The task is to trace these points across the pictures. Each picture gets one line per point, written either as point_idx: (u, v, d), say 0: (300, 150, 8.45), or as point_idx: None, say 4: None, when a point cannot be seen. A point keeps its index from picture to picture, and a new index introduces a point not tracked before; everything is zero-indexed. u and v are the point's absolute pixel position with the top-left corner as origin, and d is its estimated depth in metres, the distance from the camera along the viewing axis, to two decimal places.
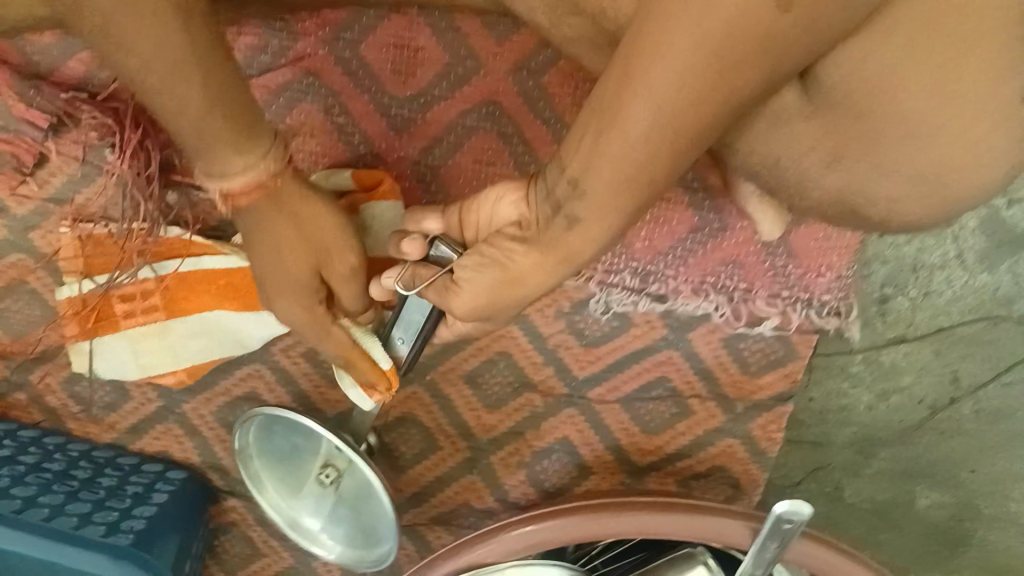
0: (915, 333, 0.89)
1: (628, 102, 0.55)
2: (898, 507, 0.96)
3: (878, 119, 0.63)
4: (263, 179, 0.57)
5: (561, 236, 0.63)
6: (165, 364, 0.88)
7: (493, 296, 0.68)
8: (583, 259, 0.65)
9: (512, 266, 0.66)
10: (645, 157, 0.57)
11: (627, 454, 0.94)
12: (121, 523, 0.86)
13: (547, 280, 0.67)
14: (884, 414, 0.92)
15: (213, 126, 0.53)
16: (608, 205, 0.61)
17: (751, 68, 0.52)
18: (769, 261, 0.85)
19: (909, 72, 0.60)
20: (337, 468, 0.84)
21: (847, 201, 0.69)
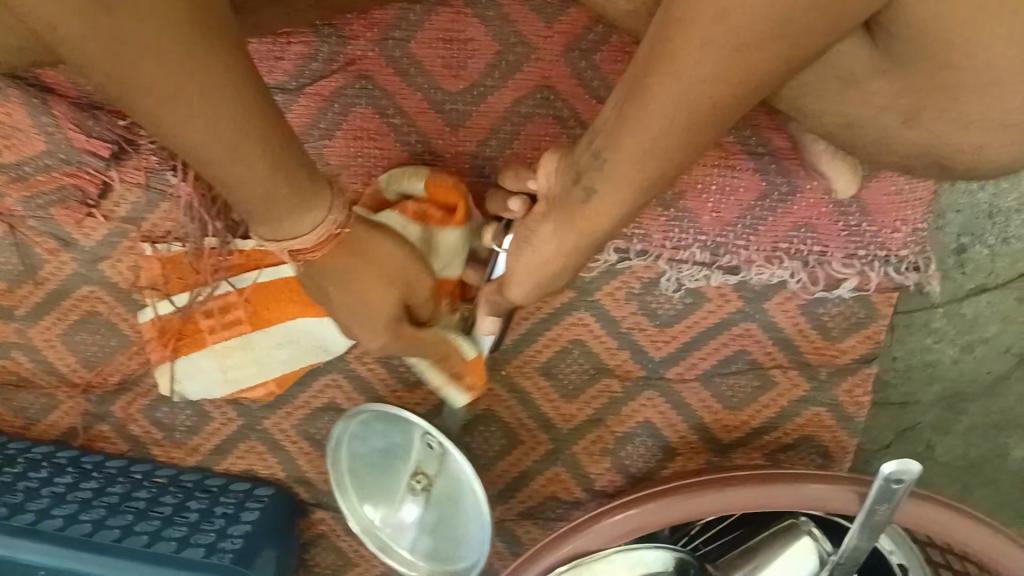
0: (996, 281, 0.88)
1: (655, 80, 0.54)
2: (991, 462, 0.93)
3: (956, 70, 0.58)
4: (335, 231, 0.61)
5: (582, 211, 0.64)
6: (249, 376, 0.88)
7: (532, 278, 0.70)
8: (600, 234, 0.66)
9: (537, 246, 0.68)
10: (666, 132, 0.55)
11: (711, 432, 0.92)
12: (219, 544, 0.84)
13: (574, 259, 0.68)
14: (971, 365, 0.90)
15: (270, 185, 0.54)
16: (626, 179, 0.60)
17: (765, 51, 0.49)
18: (843, 221, 0.84)
19: (985, 21, 0.54)
20: (429, 468, 0.82)
21: (934, 151, 0.66)
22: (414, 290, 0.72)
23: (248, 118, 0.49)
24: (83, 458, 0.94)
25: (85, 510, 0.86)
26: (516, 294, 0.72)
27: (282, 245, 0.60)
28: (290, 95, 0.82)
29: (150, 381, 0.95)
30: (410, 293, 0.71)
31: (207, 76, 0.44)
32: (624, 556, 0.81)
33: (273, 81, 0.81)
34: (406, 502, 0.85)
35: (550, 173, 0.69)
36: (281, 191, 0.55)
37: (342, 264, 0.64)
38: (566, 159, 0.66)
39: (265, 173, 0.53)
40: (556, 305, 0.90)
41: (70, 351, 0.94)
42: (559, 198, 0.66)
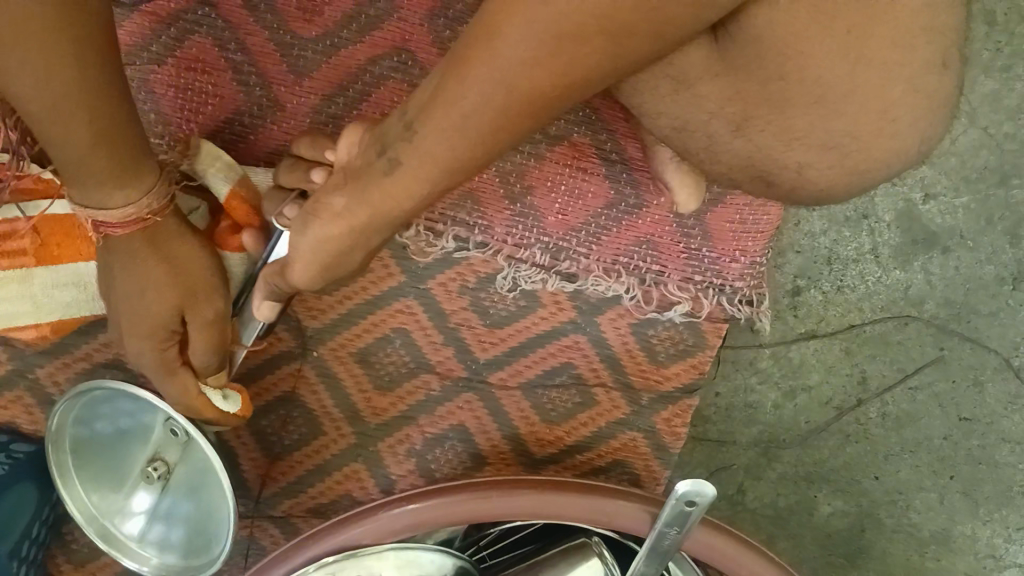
0: (826, 329, 0.88)
1: (476, 62, 0.53)
2: (797, 515, 0.91)
3: (787, 81, 0.58)
4: (143, 216, 0.62)
5: (379, 187, 0.60)
6: (23, 315, 0.77)
7: (318, 260, 0.64)
8: (399, 219, 0.62)
9: (326, 227, 0.62)
10: (478, 111, 0.54)
11: (525, 445, 0.88)
12: None
13: (364, 245, 0.63)
14: (791, 413, 0.89)
15: (87, 154, 0.56)
16: (433, 158, 0.58)
17: (593, 40, 0.51)
18: (683, 243, 0.83)
19: (817, 32, 0.55)
20: (171, 457, 0.75)
21: (757, 165, 0.63)
22: (195, 310, 0.66)
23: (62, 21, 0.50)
24: None
25: None
26: (298, 277, 0.65)
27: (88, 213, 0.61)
28: (123, 9, 0.74)
29: None
30: (189, 306, 0.66)
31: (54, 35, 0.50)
32: (396, 556, 0.73)
33: None
34: (139, 498, 0.78)
35: (352, 146, 0.65)
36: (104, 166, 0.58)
37: (135, 243, 0.63)
38: (370, 135, 0.62)
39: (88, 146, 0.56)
40: (382, 288, 0.85)
41: None
42: (356, 175, 0.62)
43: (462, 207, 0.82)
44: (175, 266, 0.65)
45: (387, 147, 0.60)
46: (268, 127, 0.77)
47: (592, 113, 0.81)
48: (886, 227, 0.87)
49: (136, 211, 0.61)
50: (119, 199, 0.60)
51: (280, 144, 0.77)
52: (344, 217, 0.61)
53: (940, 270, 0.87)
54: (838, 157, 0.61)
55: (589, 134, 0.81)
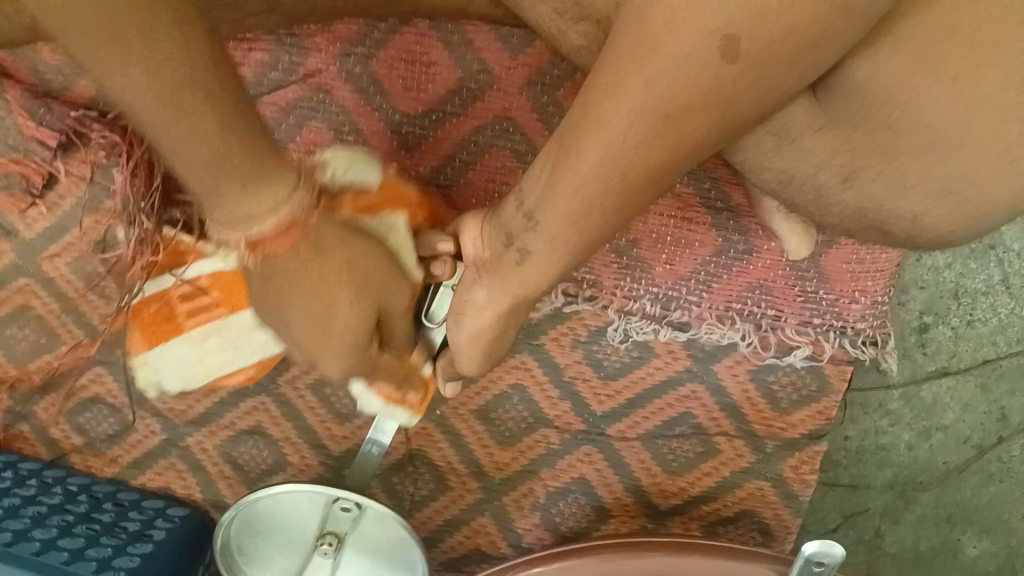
0: (958, 365, 0.84)
1: (585, 151, 0.55)
2: (941, 557, 0.88)
3: (894, 130, 0.57)
4: (293, 218, 0.53)
5: (516, 271, 0.63)
6: (230, 363, 0.85)
7: (476, 346, 0.69)
8: (537, 294, 0.65)
9: (478, 323, 0.67)
10: (598, 194, 0.56)
11: (649, 496, 0.88)
12: (112, 561, 0.81)
13: (513, 321, 0.69)
14: (926, 453, 0.86)
15: (222, 142, 0.47)
16: (560, 239, 0.60)
17: (697, 118, 0.51)
18: (799, 286, 0.81)
19: (923, 79, 0.54)
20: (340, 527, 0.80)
21: (870, 217, 0.63)
22: (382, 299, 0.62)
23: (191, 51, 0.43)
24: None
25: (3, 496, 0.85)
26: (468, 367, 0.72)
27: (240, 229, 0.53)
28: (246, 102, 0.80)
29: (77, 383, 0.93)
30: (382, 300, 0.62)
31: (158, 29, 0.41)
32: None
33: None
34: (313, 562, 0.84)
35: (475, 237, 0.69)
36: (240, 174, 0.49)
37: (298, 250, 0.55)
38: (493, 224, 0.65)
39: (233, 169, 0.49)
40: None
41: None
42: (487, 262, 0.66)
43: None
44: (353, 265, 0.59)
45: (511, 232, 0.63)
46: None
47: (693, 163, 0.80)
48: (1016, 256, 0.82)
49: (296, 214, 0.53)
50: (277, 195, 0.52)
51: None
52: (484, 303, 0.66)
53: None
54: (954, 203, 0.59)
55: (693, 185, 0.80)
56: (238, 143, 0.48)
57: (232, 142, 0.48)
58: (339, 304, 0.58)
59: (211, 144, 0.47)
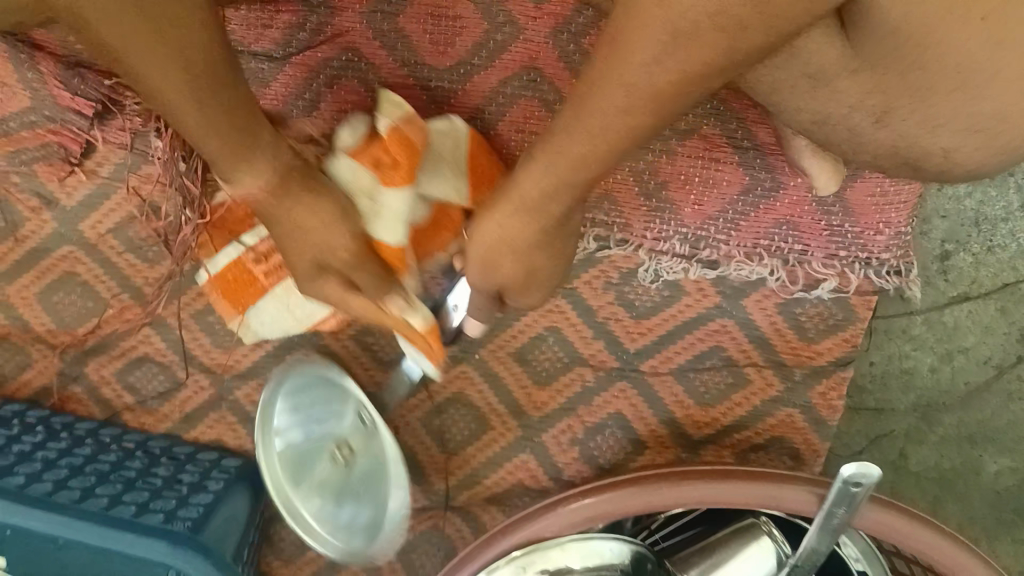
0: (979, 290, 0.86)
1: (628, 62, 0.52)
2: (964, 475, 0.92)
3: (925, 70, 0.60)
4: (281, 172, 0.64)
5: (545, 185, 0.62)
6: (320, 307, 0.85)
7: (506, 267, 0.69)
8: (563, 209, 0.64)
9: (508, 242, 0.66)
10: (641, 104, 0.54)
11: (682, 427, 0.92)
12: (177, 512, 0.84)
13: (542, 241, 0.68)
14: (948, 376, 0.89)
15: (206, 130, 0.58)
16: (595, 148, 0.58)
17: (752, 28, 0.48)
18: (825, 221, 0.83)
19: (957, 17, 0.56)
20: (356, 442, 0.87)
21: (904, 153, 0.67)
22: (337, 252, 0.68)
23: (193, 44, 0.52)
24: (52, 418, 0.94)
25: (65, 458, 0.89)
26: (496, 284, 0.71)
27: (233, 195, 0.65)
28: (276, 62, 0.82)
29: (125, 344, 0.96)
30: (350, 269, 0.69)
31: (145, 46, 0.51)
32: (580, 546, 0.78)
33: (260, 49, 0.82)
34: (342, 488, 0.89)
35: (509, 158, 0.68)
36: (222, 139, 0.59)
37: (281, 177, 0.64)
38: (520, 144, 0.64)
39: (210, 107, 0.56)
40: None
41: (47, 312, 0.95)
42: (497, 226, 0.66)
43: (601, 209, 0.85)
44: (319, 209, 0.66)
45: (528, 190, 0.63)
46: None
47: (720, 104, 0.82)
48: None
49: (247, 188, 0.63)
50: (239, 176, 0.63)
51: None
52: (497, 256, 0.67)
53: None
54: (983, 136, 0.63)
55: (719, 126, 0.83)
56: (215, 79, 0.55)
57: (230, 88, 0.56)
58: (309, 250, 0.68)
59: (183, 67, 0.53)
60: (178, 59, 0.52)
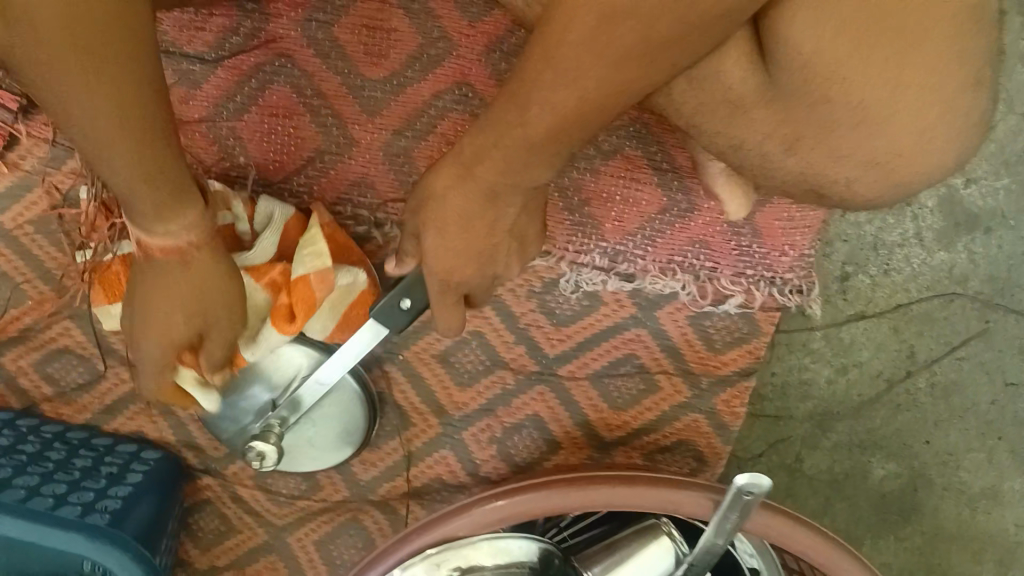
0: (874, 310, 0.92)
1: (569, 22, 0.54)
2: (853, 478, 0.98)
3: (832, 104, 0.64)
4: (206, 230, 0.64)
5: (493, 159, 0.63)
6: None
7: (442, 246, 0.68)
8: (510, 188, 0.65)
9: (450, 209, 0.67)
10: (586, 70, 0.55)
11: (596, 429, 0.96)
12: (96, 505, 0.85)
13: (494, 222, 0.68)
14: (843, 387, 0.95)
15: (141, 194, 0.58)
16: (539, 126, 0.59)
17: None
18: (734, 241, 0.88)
19: (859, 60, 0.61)
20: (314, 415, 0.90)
21: (809, 179, 0.70)
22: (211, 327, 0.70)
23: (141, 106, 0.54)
24: None
25: None
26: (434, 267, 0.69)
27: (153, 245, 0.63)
28: (208, 65, 0.83)
29: (45, 335, 0.95)
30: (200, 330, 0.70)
31: (107, 107, 0.52)
32: (490, 544, 0.83)
33: (192, 51, 0.82)
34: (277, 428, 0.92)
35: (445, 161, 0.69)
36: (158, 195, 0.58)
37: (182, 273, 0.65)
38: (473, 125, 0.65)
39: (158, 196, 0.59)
40: None
41: None
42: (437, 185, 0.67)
43: None
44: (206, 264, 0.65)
45: (474, 159, 0.64)
46: (344, 162, 0.84)
47: (643, 129, 0.86)
48: (928, 212, 0.90)
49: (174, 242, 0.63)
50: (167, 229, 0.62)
51: (358, 177, 0.84)
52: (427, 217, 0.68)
53: (983, 249, 0.90)
54: (880, 171, 0.67)
55: (641, 148, 0.87)
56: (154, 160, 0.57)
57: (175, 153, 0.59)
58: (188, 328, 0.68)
59: (130, 140, 0.55)
60: (124, 119, 0.53)
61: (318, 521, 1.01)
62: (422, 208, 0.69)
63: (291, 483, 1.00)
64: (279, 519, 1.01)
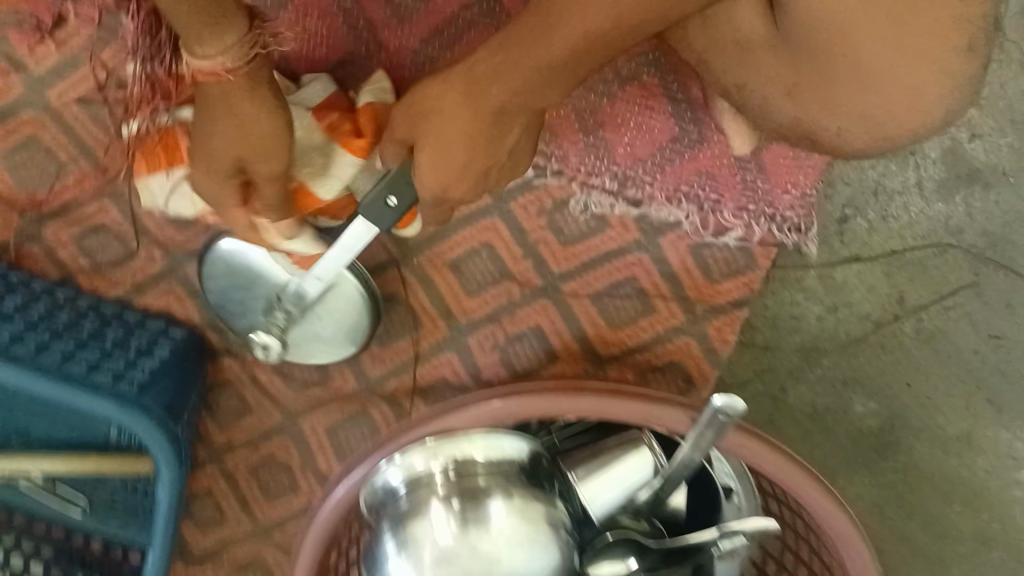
0: (869, 253, 0.97)
1: None
2: (833, 414, 1.02)
3: (831, 54, 0.68)
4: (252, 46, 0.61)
5: (500, 83, 0.69)
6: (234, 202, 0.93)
7: (436, 162, 0.71)
8: (515, 108, 0.71)
9: (445, 123, 0.71)
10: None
11: (592, 345, 1.00)
12: (125, 373, 0.93)
13: (483, 149, 0.72)
14: (832, 325, 0.99)
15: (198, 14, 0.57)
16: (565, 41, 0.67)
17: None
18: (739, 175, 0.94)
19: (864, 13, 0.65)
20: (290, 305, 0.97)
21: (803, 126, 0.73)
22: (257, 157, 0.70)
23: None
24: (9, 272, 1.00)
25: (22, 312, 0.95)
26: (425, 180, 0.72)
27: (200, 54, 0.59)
28: None
29: (86, 208, 1.03)
30: (250, 158, 0.69)
31: None
32: (485, 439, 0.86)
33: None
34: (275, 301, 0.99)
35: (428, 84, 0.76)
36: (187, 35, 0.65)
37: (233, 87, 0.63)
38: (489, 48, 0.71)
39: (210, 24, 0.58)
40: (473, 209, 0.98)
41: (10, 172, 1.02)
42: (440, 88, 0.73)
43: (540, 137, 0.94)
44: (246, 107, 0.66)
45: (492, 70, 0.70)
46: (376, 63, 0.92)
47: (660, 59, 0.93)
48: (931, 163, 0.95)
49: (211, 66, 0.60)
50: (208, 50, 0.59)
51: (386, 78, 0.92)
52: (419, 124, 0.73)
53: (980, 203, 0.95)
54: (869, 126, 0.70)
55: (657, 77, 0.93)
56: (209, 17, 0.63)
57: None
58: (226, 141, 0.67)
59: None
60: None
61: (327, 408, 1.07)
62: (416, 116, 0.73)
63: (305, 370, 1.07)
64: (293, 404, 1.07)
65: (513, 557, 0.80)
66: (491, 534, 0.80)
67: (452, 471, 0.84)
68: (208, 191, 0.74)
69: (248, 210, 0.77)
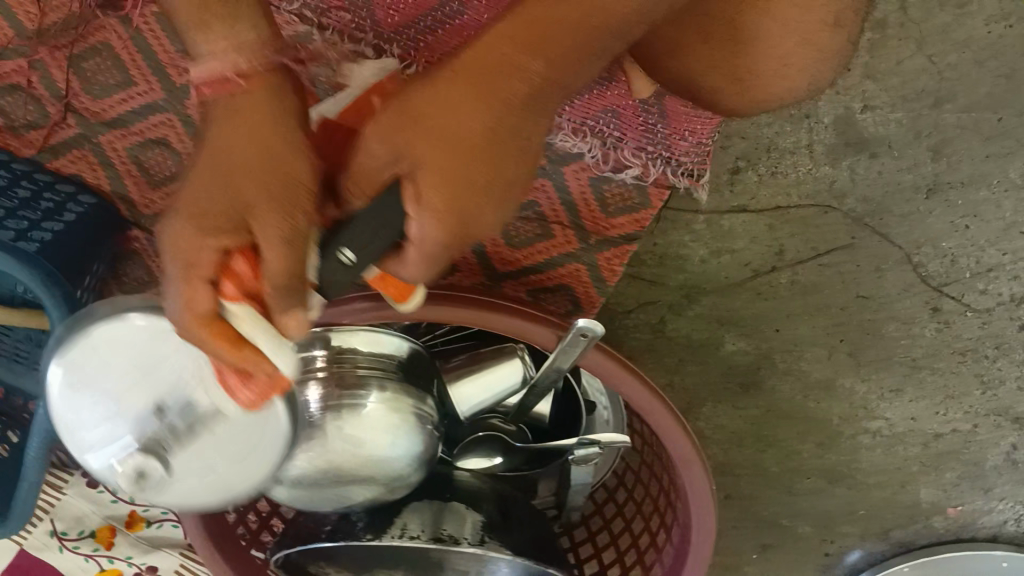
0: (756, 205, 1.01)
1: None
2: (707, 347, 1.10)
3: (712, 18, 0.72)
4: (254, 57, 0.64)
5: (510, 83, 0.60)
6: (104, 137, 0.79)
7: (437, 197, 0.58)
8: (521, 113, 0.61)
9: (447, 131, 0.59)
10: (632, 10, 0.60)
11: (490, 261, 1.05)
12: (27, 233, 0.96)
13: (499, 168, 0.61)
14: (714, 268, 1.05)
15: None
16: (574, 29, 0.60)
17: None
18: (643, 118, 0.98)
19: None
20: None
21: (682, 82, 0.79)
22: (271, 161, 0.60)
23: None
24: None
25: None
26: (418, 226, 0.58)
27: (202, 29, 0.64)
28: None
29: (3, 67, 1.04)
30: (252, 207, 0.58)
31: None
32: (368, 335, 0.88)
33: None
34: None
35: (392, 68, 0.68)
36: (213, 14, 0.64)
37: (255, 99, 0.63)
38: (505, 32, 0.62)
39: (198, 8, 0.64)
40: None
41: None
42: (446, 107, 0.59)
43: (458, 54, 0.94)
44: (263, 120, 0.62)
45: (495, 70, 0.60)
46: None
47: None
48: (824, 128, 0.98)
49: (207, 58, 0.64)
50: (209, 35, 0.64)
51: None
52: (421, 147, 0.58)
53: (864, 171, 0.99)
54: (742, 86, 0.77)
55: None
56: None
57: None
58: (239, 156, 0.61)
59: None
60: None
61: None
62: (413, 124, 0.59)
63: None
64: None
65: (375, 443, 0.85)
66: (358, 421, 0.84)
67: (327, 358, 0.86)
68: (176, 247, 0.59)
69: (215, 288, 0.59)
